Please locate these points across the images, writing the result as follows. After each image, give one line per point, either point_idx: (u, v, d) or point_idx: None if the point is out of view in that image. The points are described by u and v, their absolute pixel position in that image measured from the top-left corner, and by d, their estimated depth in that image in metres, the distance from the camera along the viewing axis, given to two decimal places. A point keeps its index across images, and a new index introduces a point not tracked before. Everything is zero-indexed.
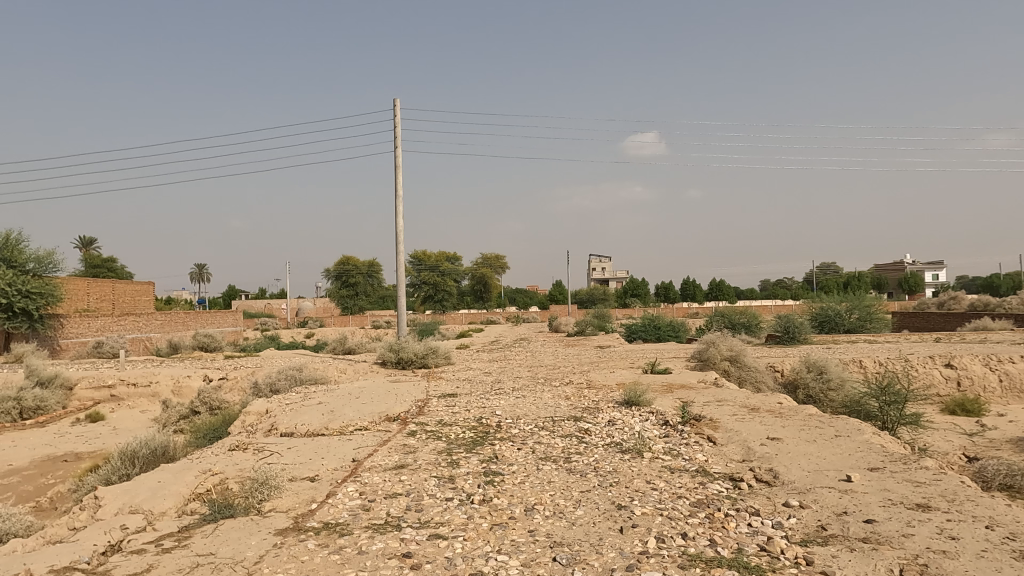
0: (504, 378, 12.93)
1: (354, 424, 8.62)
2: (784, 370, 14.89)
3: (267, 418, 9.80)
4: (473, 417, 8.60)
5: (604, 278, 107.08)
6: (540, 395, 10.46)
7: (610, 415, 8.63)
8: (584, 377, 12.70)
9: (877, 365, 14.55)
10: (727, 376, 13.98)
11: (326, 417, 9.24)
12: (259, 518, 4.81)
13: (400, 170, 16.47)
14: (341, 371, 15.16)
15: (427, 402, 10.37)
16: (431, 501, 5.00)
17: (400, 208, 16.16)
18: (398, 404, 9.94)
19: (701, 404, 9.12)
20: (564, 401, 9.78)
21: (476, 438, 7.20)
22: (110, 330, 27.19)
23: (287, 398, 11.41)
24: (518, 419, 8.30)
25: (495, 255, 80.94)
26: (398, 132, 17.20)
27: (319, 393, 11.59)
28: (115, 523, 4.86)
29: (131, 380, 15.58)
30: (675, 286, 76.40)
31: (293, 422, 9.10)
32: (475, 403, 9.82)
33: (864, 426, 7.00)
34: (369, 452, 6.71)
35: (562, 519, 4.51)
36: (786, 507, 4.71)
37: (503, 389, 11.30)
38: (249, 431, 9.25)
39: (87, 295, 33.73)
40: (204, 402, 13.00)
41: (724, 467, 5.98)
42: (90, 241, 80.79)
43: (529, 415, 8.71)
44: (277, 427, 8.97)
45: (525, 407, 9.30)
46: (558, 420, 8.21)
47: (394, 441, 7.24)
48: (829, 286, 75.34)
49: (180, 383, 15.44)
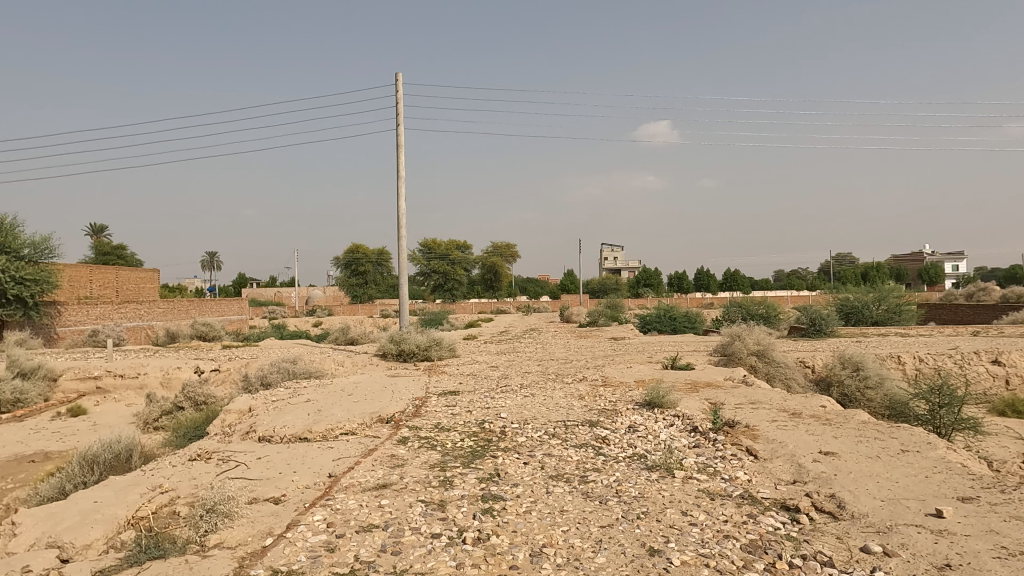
0: (512, 373, 11.90)
1: (340, 428, 7.63)
2: (815, 366, 13.75)
3: (247, 419, 8.83)
4: (474, 421, 7.58)
5: (616, 267, 105.69)
6: (551, 394, 9.42)
7: (631, 419, 7.58)
8: (598, 373, 11.64)
9: (916, 361, 13.41)
10: (755, 372, 12.91)
11: (311, 419, 8.26)
12: (196, 560, 3.82)
13: (401, 149, 15.43)
14: (338, 364, 14.22)
15: (425, 401, 9.36)
16: (413, 540, 3.97)
17: (401, 189, 15.11)
18: (393, 404, 8.95)
19: (733, 407, 8.02)
20: (577, 402, 8.72)
21: (475, 449, 6.18)
22: (110, 318, 26.50)
23: (273, 394, 10.48)
24: (524, 424, 7.27)
25: (506, 243, 79.78)
26: (399, 109, 16.14)
27: (310, 389, 10.61)
28: (17, 565, 3.90)
29: (118, 372, 14.71)
30: (689, 277, 75.26)
31: (274, 424, 8.12)
32: (478, 404, 8.81)
33: (934, 440, 5.91)
34: (350, 466, 5.70)
35: (578, 571, 3.48)
36: (868, 555, 3.66)
37: (510, 387, 10.27)
38: (226, 433, 8.29)
39: (89, 283, 33.05)
40: (189, 397, 12.00)
41: (774, 493, 4.93)
42: (101, 228, 80.97)
43: (537, 418, 7.65)
44: (256, 430, 7.98)
45: (534, 409, 8.25)
46: (571, 426, 7.16)
47: (380, 451, 6.23)
48: (846, 277, 73.90)
49: (169, 375, 14.64)
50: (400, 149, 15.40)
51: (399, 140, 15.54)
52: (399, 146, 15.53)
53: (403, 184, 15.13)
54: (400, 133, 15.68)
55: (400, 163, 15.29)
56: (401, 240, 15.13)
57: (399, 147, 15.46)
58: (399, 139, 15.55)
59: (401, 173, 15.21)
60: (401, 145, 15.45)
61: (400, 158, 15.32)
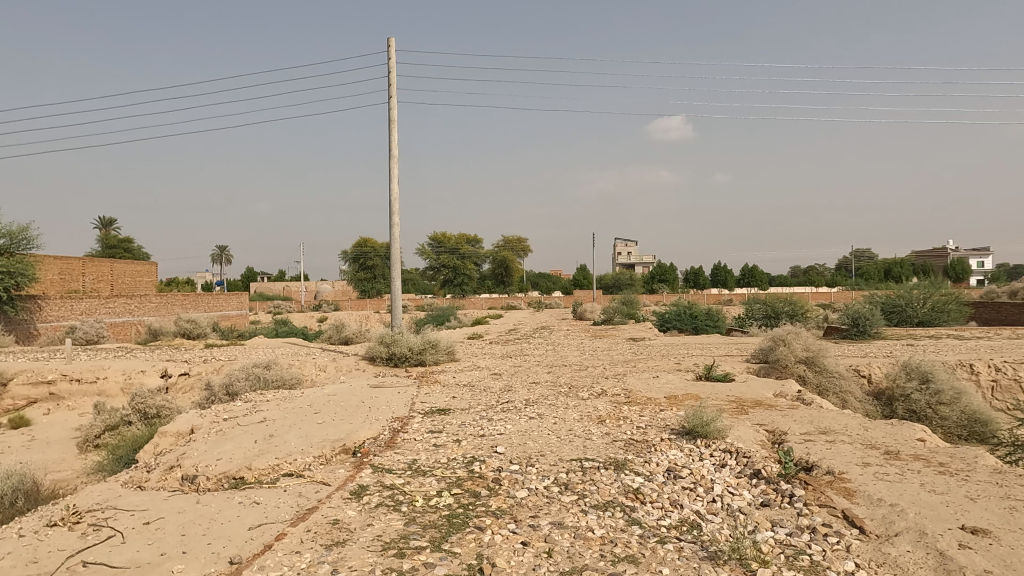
0: (517, 384, 10.02)
1: (284, 469, 5.79)
2: (872, 377, 11.80)
3: (181, 445, 7.04)
4: (462, 459, 5.74)
5: (629, 261, 103.35)
6: (564, 416, 7.57)
7: (670, 460, 5.69)
8: (620, 385, 9.76)
9: (993, 371, 11.46)
10: (803, 383, 10.97)
11: (256, 450, 6.43)
12: None
13: (395, 124, 13.41)
14: (319, 369, 12.41)
15: (406, 423, 7.51)
16: None
17: (394, 170, 13.15)
18: (364, 429, 7.12)
19: (802, 442, 6.13)
20: (597, 430, 6.83)
21: (455, 514, 4.33)
22: (94, 312, 24.98)
23: (229, 409, 8.71)
24: (528, 466, 5.43)
25: (516, 238, 77.89)
26: (392, 78, 14.12)
27: (273, 403, 8.83)
28: None
29: (75, 376, 13.03)
30: (705, 273, 73.09)
31: (207, 458, 6.31)
32: (472, 429, 6.98)
33: None
34: (266, 545, 3.87)
35: None
36: None
37: (513, 404, 8.40)
38: (148, 468, 6.51)
39: (81, 276, 31.77)
40: (136, 408, 10.21)
41: None
42: (108, 220, 80.51)
43: (545, 455, 5.79)
44: (179, 467, 6.17)
45: (542, 439, 6.40)
46: (592, 471, 5.29)
47: (322, 512, 4.41)
48: (869, 274, 71.51)
49: (131, 380, 12.97)
50: (394, 123, 13.41)
51: (392, 113, 13.52)
52: (392, 120, 13.57)
53: (396, 163, 13.18)
54: (393, 105, 13.68)
55: (393, 140, 13.33)
56: (394, 227, 13.22)
57: (392, 120, 13.46)
58: (392, 113, 13.53)
59: (395, 152, 13.25)
60: (395, 119, 13.43)
61: (395, 134, 13.33)
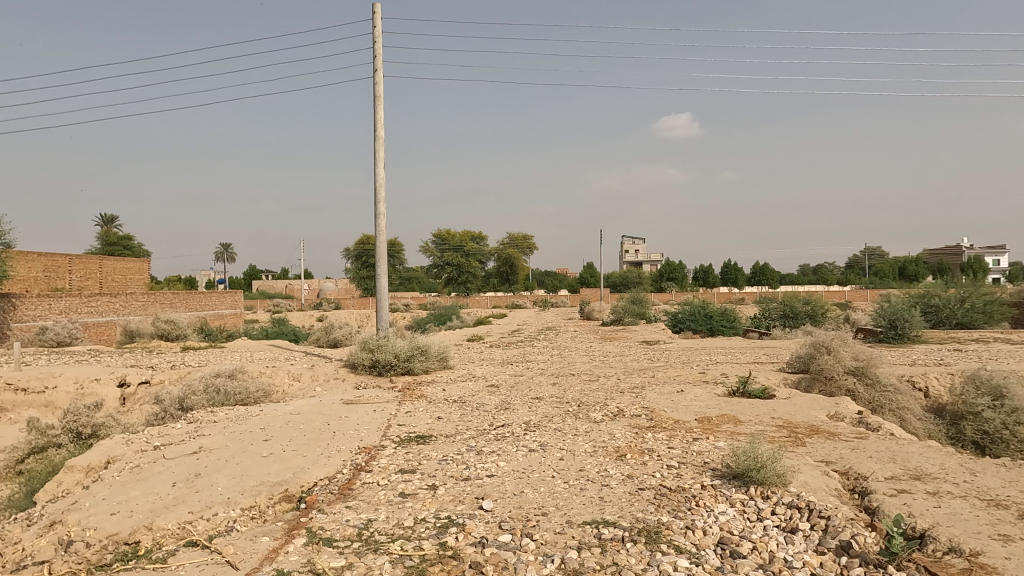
0: (516, 401, 8.44)
1: (188, 536, 4.20)
2: (931, 391, 10.21)
3: (84, 486, 5.50)
4: (434, 523, 4.15)
5: (637, 261, 101.50)
6: (574, 448, 5.98)
7: (722, 526, 4.09)
8: (639, 403, 8.16)
9: None
10: (855, 399, 9.34)
11: (166, 500, 4.85)
12: None
13: (380, 99, 11.88)
14: (293, 378, 10.85)
15: (374, 456, 5.96)
16: None
17: (381, 153, 11.58)
18: (317, 468, 5.54)
19: (897, 494, 4.53)
20: (615, 471, 5.24)
21: None
22: (74, 311, 23.52)
23: (168, 431, 7.18)
24: (525, 537, 3.84)
25: (523, 236, 76.27)
26: (378, 50, 12.54)
27: (221, 425, 7.29)
28: None
29: (20, 386, 11.52)
30: (715, 271, 71.35)
31: (99, 511, 4.73)
32: (454, 469, 5.40)
33: None
34: None
35: None
36: None
37: (510, 430, 6.80)
38: (28, 521, 4.95)
39: (68, 273, 30.43)
40: (68, 428, 8.70)
41: None
42: (111, 218, 79.56)
43: (548, 516, 4.21)
44: (61, 524, 4.62)
45: (544, 487, 4.80)
46: (615, 547, 3.70)
47: None
48: (886, 271, 69.54)
49: (82, 389, 11.45)
50: (379, 100, 11.86)
51: (377, 89, 11.97)
52: (376, 96, 11.98)
53: (383, 145, 11.62)
54: (379, 79, 12.13)
55: (379, 119, 11.79)
56: (380, 218, 11.72)
57: (377, 97, 11.91)
58: (378, 89, 11.98)
59: (380, 131, 11.71)
60: (382, 94, 11.89)
61: (380, 112, 11.79)
